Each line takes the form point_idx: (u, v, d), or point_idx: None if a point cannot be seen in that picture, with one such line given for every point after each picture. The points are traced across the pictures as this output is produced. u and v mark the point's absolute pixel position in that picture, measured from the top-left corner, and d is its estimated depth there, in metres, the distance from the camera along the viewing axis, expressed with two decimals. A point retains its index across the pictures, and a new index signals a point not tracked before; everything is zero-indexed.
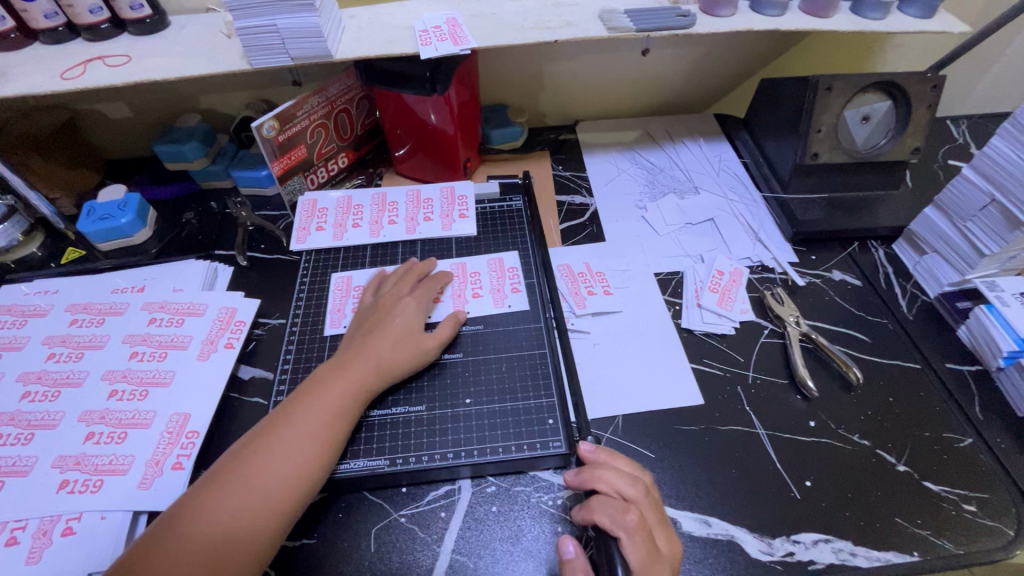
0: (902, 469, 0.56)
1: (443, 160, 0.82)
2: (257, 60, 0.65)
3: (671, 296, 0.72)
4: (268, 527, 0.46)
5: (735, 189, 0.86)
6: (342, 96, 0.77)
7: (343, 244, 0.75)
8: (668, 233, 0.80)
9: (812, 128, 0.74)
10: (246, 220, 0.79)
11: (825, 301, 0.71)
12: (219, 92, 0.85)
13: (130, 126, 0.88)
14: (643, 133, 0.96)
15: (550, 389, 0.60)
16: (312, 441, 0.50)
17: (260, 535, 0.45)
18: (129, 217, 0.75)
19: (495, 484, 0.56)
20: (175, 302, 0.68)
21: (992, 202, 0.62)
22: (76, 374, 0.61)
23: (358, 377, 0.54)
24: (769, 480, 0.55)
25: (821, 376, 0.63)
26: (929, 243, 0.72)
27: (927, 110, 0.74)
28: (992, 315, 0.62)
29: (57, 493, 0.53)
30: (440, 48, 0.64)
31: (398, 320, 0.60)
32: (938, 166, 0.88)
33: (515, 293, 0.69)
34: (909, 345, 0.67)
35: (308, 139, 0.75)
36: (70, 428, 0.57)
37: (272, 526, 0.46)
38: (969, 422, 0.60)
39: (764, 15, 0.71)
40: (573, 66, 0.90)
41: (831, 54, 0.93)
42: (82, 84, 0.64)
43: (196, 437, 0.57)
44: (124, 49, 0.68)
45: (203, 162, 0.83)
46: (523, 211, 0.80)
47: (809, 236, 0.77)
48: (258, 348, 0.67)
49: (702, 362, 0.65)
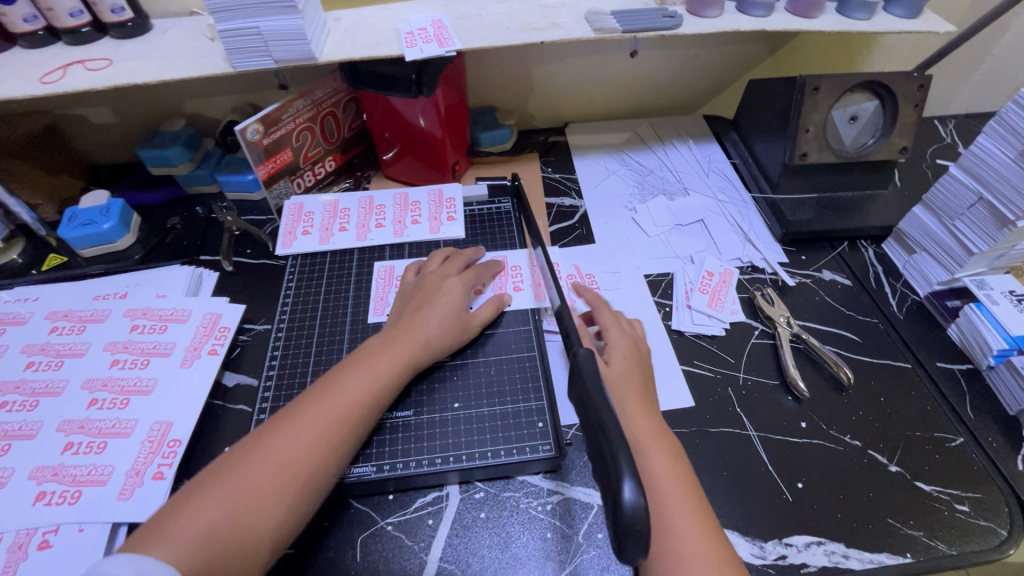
0: (894, 470, 0.56)
1: (431, 163, 0.82)
2: (239, 63, 0.64)
3: (661, 298, 0.72)
4: (297, 506, 0.44)
5: (725, 190, 0.85)
6: (328, 99, 0.76)
7: (330, 248, 0.75)
8: (657, 235, 0.79)
9: (800, 128, 0.74)
10: (232, 225, 0.78)
11: (815, 302, 0.71)
12: (204, 97, 0.84)
13: (114, 131, 0.87)
14: (632, 134, 0.96)
15: (540, 392, 0.60)
16: (341, 425, 0.48)
17: (290, 512, 0.44)
18: (111, 222, 0.74)
19: (484, 490, 0.55)
20: (158, 309, 0.67)
21: (979, 200, 0.62)
22: (56, 383, 0.60)
23: (406, 351, 0.56)
24: (761, 482, 0.55)
25: (813, 376, 0.63)
26: (917, 241, 0.72)
27: (914, 110, 0.74)
28: (981, 313, 0.63)
29: (33, 505, 0.51)
30: (426, 49, 0.64)
31: (445, 300, 0.61)
32: (926, 165, 0.88)
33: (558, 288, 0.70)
34: (899, 345, 0.66)
35: (294, 143, 0.75)
36: (48, 438, 0.56)
37: (298, 509, 0.44)
38: (961, 421, 0.59)
39: (751, 16, 0.71)
40: (562, 68, 0.90)
41: (819, 55, 0.93)
42: (61, 88, 0.63)
43: (178, 446, 0.56)
44: (105, 53, 0.67)
45: (188, 166, 0.82)
46: (512, 213, 0.80)
47: (800, 236, 0.77)
48: (243, 355, 0.66)
49: (692, 363, 0.65)
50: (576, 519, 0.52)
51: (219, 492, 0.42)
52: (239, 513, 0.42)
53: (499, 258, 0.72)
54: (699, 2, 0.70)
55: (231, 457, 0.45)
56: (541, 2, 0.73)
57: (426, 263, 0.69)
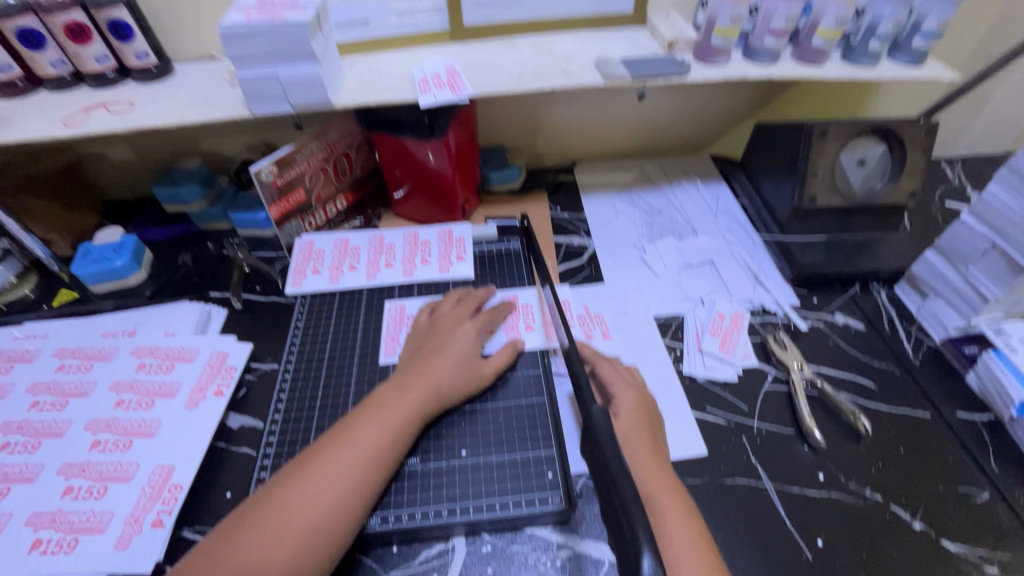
0: (918, 527, 0.53)
1: (441, 202, 0.83)
2: (257, 107, 0.66)
3: (671, 340, 0.71)
4: (315, 572, 0.45)
5: (734, 231, 0.86)
6: (342, 140, 0.78)
7: (340, 287, 0.75)
8: (666, 276, 0.79)
9: (807, 172, 0.75)
10: (242, 262, 0.79)
11: (829, 346, 0.70)
12: (221, 136, 0.86)
13: (131, 168, 0.89)
14: (640, 175, 0.97)
15: (549, 440, 0.59)
16: (356, 484, 0.48)
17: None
18: (124, 259, 0.74)
19: (491, 544, 0.53)
20: (166, 347, 0.67)
21: (993, 246, 0.62)
22: (59, 423, 0.60)
23: (418, 400, 0.55)
24: (779, 538, 0.53)
25: (829, 425, 0.61)
26: (930, 285, 0.71)
27: (922, 154, 0.74)
28: (1000, 360, 0.61)
29: (28, 554, 0.50)
30: (438, 96, 0.65)
31: (457, 346, 0.61)
32: (936, 208, 0.88)
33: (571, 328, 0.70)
34: (916, 393, 0.65)
35: (307, 183, 0.76)
36: (48, 482, 0.55)
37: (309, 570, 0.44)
38: (985, 474, 0.57)
39: (757, 64, 0.73)
40: (572, 110, 0.91)
41: (825, 100, 0.94)
42: (83, 130, 0.65)
43: (179, 491, 0.54)
44: (127, 96, 0.69)
45: (202, 204, 0.84)
46: (521, 253, 0.80)
47: (812, 278, 0.77)
48: (249, 395, 0.65)
49: (705, 410, 0.63)
50: None
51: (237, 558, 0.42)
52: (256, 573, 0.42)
53: (510, 298, 0.72)
54: (707, 50, 0.72)
55: (248, 517, 0.45)
56: (552, 49, 0.75)
57: (439, 304, 0.70)
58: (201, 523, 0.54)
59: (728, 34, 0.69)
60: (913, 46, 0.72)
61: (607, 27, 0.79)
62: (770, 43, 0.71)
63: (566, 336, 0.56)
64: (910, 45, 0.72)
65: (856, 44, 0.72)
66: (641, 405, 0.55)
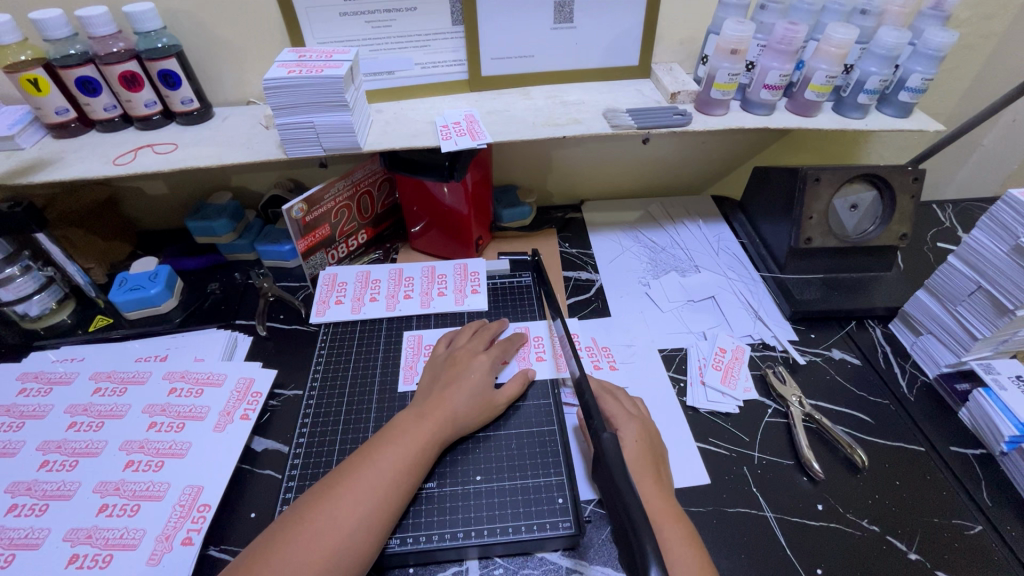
0: (914, 558, 0.56)
1: (456, 237, 0.88)
2: (292, 150, 0.71)
3: (675, 372, 0.74)
4: None
5: (734, 268, 0.90)
6: (366, 179, 0.83)
7: (361, 317, 0.79)
8: (670, 310, 0.83)
9: (803, 215, 0.80)
10: (268, 291, 0.82)
11: (827, 380, 0.73)
12: (251, 173, 0.92)
13: (165, 201, 0.94)
14: (645, 213, 1.02)
15: (560, 467, 0.62)
16: (378, 508, 0.52)
17: None
18: (158, 287, 0.79)
19: (503, 567, 0.56)
20: (195, 372, 0.71)
21: (979, 288, 0.66)
22: (96, 443, 0.63)
23: (435, 428, 0.59)
24: (781, 566, 0.55)
25: (827, 457, 0.64)
26: (922, 323, 0.74)
27: (910, 200, 0.79)
28: (990, 398, 0.64)
29: (66, 568, 0.53)
30: (459, 141, 0.70)
31: (472, 376, 0.65)
32: (927, 249, 0.92)
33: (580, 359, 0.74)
34: (911, 427, 0.68)
35: (332, 219, 0.81)
36: (85, 500, 0.58)
37: None
38: (978, 507, 0.60)
39: (754, 114, 0.78)
40: (579, 153, 0.97)
41: (820, 147, 1.00)
42: (131, 169, 0.70)
43: (208, 511, 0.57)
44: (171, 138, 0.75)
45: (231, 236, 0.89)
46: (532, 287, 0.84)
47: (809, 315, 0.80)
48: (272, 419, 0.68)
49: (708, 441, 0.66)
50: None
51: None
52: None
53: (522, 330, 0.76)
54: (707, 102, 0.77)
55: (278, 537, 0.48)
56: (563, 99, 0.81)
57: (456, 335, 0.74)
58: (228, 542, 0.57)
59: (726, 88, 0.74)
60: (899, 99, 0.77)
61: (614, 78, 0.85)
62: (766, 96, 0.76)
63: (576, 366, 0.59)
64: (897, 98, 0.77)
65: (847, 97, 0.77)
66: (644, 436, 0.58)
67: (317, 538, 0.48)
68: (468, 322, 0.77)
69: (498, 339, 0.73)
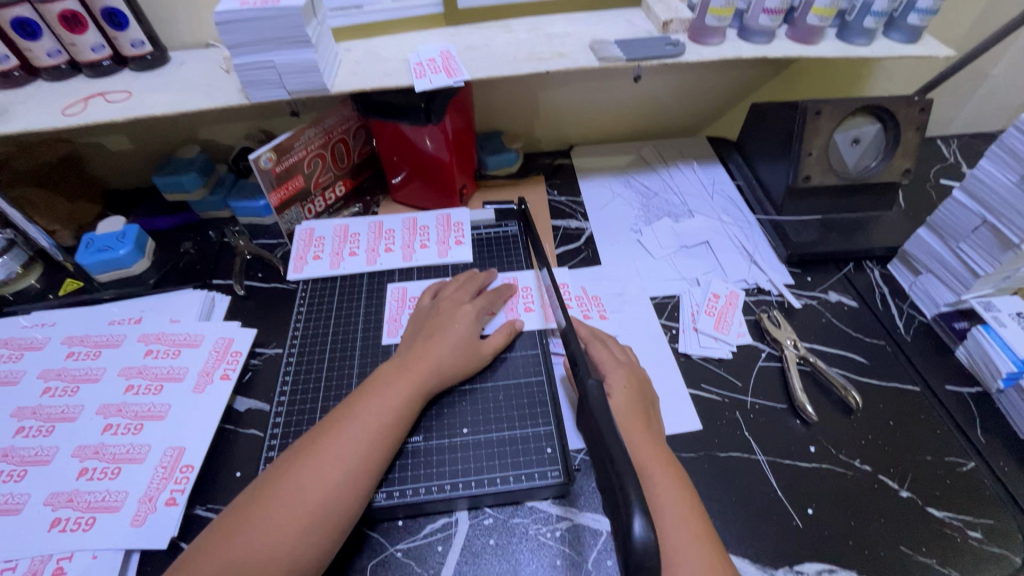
0: (905, 496, 0.55)
1: (439, 187, 0.83)
2: (254, 95, 0.66)
3: (668, 320, 0.72)
4: (326, 544, 0.47)
5: (729, 212, 0.86)
6: (339, 126, 0.78)
7: (341, 273, 0.76)
8: (663, 257, 0.80)
9: (802, 152, 0.75)
10: (244, 250, 0.80)
11: (822, 323, 0.71)
12: (219, 124, 0.87)
13: (131, 158, 0.89)
14: (637, 157, 0.98)
15: (548, 417, 0.60)
16: (362, 462, 0.50)
17: (318, 553, 0.46)
18: (127, 248, 0.76)
19: (493, 517, 0.55)
20: (172, 334, 0.68)
21: (984, 223, 0.63)
22: (71, 408, 0.61)
23: (419, 380, 0.57)
24: (771, 508, 0.55)
25: (820, 399, 0.63)
26: (923, 263, 0.72)
27: (916, 133, 0.74)
28: (989, 335, 0.63)
29: (48, 532, 0.52)
30: (434, 80, 0.66)
31: (457, 327, 0.63)
32: (930, 186, 0.88)
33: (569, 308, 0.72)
34: (907, 367, 0.66)
35: (305, 170, 0.77)
36: (64, 464, 0.57)
37: (321, 547, 0.46)
38: (971, 444, 0.59)
39: (752, 43, 0.73)
40: (566, 94, 0.91)
41: (821, 80, 0.94)
42: (82, 120, 0.65)
43: (191, 471, 0.56)
44: (124, 85, 0.69)
45: (202, 192, 0.85)
46: (519, 236, 0.81)
47: (806, 258, 0.78)
48: (254, 378, 0.67)
49: (700, 387, 0.65)
50: (585, 546, 0.52)
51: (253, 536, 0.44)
52: (268, 546, 0.44)
53: (510, 281, 0.73)
54: (701, 30, 0.71)
55: (260, 493, 0.47)
56: (546, 31, 0.75)
57: (441, 287, 0.71)
58: (213, 501, 0.56)
59: (722, 14, 0.68)
60: (908, 22, 0.71)
61: (601, 8, 0.79)
62: (765, 22, 0.70)
63: (562, 315, 0.57)
64: (906, 22, 0.71)
65: (852, 21, 0.72)
66: (633, 382, 0.57)
67: (298, 495, 0.47)
68: (453, 274, 0.74)
69: (485, 290, 0.70)
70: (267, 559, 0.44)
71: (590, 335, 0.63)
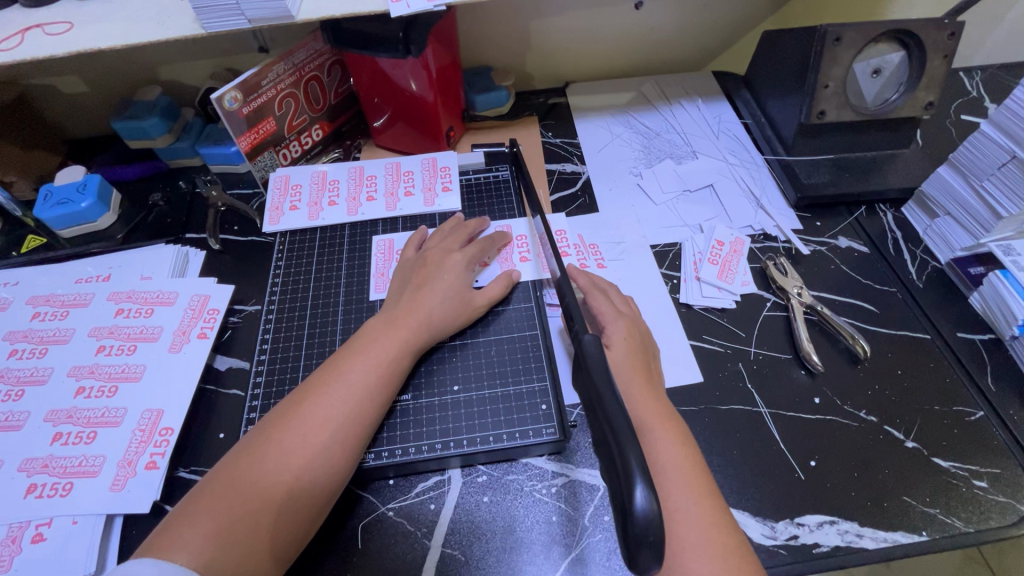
0: (911, 446, 0.54)
1: (424, 129, 0.77)
2: (211, 24, 0.59)
3: (669, 270, 0.68)
4: (315, 507, 0.45)
5: (735, 152, 0.81)
6: (310, 62, 0.71)
7: (320, 224, 0.71)
8: (664, 202, 0.75)
9: (819, 84, 0.69)
10: (217, 200, 0.74)
11: (831, 270, 0.68)
12: (182, 62, 0.79)
13: (89, 102, 0.82)
14: (638, 94, 0.90)
15: (543, 372, 0.58)
16: (350, 423, 0.48)
17: (307, 516, 0.44)
18: (89, 200, 0.70)
19: (486, 474, 0.53)
20: (143, 291, 0.64)
21: (1012, 159, 0.58)
22: (41, 371, 0.58)
23: (408, 336, 0.54)
24: (773, 460, 0.53)
25: (827, 349, 0.61)
26: (941, 205, 0.67)
27: (942, 61, 0.68)
28: (1007, 281, 0.59)
29: (24, 498, 0.50)
30: (412, 3, 0.59)
31: (446, 278, 0.59)
32: (950, 122, 0.82)
33: (563, 256, 0.68)
34: (919, 315, 0.63)
35: (276, 111, 0.70)
36: (37, 429, 0.54)
37: (312, 509, 0.45)
38: (981, 393, 0.57)
39: None
40: (561, 22, 0.83)
41: (839, 4, 0.86)
42: (19, 56, 0.58)
43: (170, 434, 0.54)
44: (63, 14, 0.61)
45: (167, 138, 0.78)
46: (511, 181, 0.76)
47: (815, 201, 0.73)
48: (235, 337, 0.63)
49: (702, 338, 0.62)
50: (581, 503, 0.51)
51: (234, 505, 0.42)
52: (254, 511, 0.42)
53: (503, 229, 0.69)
54: None
55: (242, 456, 0.45)
56: None
57: (427, 237, 0.67)
58: (197, 463, 0.54)
59: None
60: None
61: None
62: None
63: (558, 264, 0.53)
64: None
65: None
66: (632, 334, 0.54)
67: (286, 458, 0.44)
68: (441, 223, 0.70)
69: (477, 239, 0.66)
70: (252, 524, 0.41)
71: (590, 287, 0.59)
